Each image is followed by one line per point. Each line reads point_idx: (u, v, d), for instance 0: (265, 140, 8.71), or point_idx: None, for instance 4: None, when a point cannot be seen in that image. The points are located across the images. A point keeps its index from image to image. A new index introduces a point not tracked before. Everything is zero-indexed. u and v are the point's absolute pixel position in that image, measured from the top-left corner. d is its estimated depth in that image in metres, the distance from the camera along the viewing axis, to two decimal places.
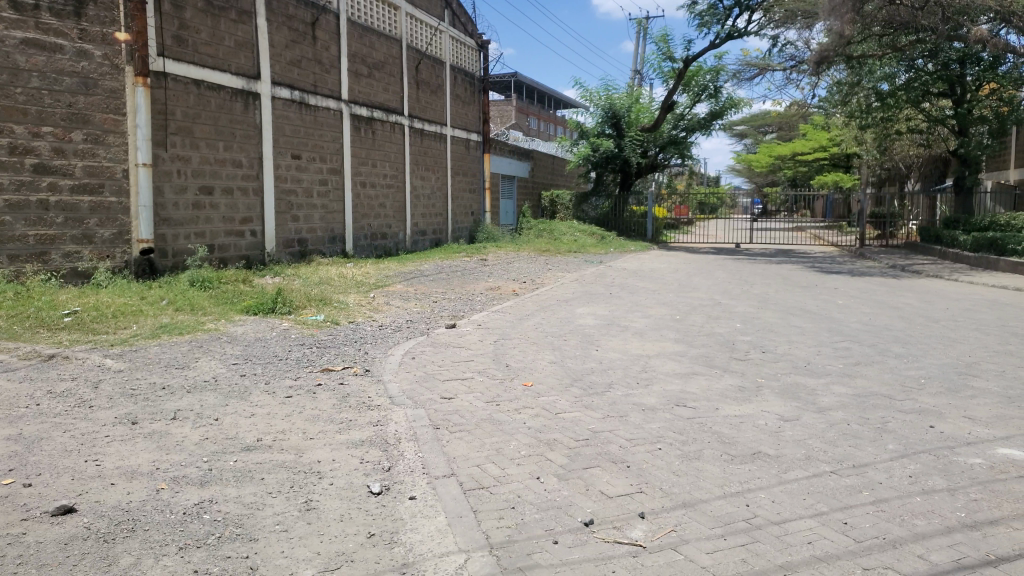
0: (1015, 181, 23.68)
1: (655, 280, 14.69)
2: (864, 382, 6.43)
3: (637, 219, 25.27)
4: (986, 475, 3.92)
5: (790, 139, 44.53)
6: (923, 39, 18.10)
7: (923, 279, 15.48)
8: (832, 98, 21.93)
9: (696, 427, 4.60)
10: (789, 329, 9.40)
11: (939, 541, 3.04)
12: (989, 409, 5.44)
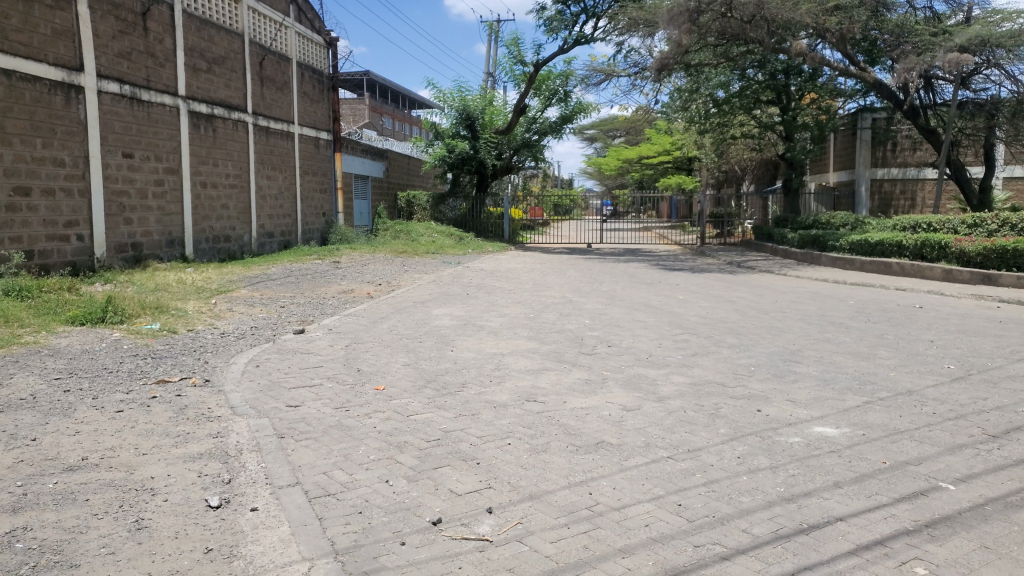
0: (835, 183, 25.95)
1: (509, 280, 14.95)
2: (701, 371, 6.86)
3: (494, 220, 25.67)
4: (803, 452, 4.30)
5: (637, 142, 46.61)
6: (752, 50, 19.52)
7: (757, 274, 16.69)
8: (673, 104, 23.17)
9: (544, 421, 4.75)
10: (635, 324, 9.87)
11: (761, 515, 3.30)
12: (808, 392, 5.97)
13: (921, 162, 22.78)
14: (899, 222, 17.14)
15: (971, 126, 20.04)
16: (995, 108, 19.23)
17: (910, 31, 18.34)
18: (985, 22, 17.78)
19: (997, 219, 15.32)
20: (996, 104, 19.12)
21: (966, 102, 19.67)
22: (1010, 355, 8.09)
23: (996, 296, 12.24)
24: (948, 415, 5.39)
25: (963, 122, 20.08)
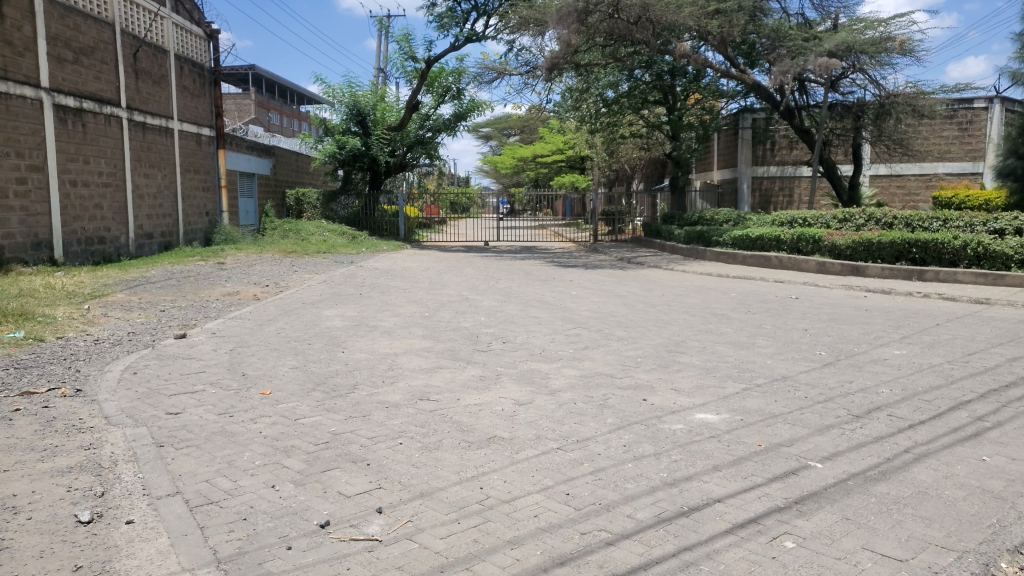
0: (718, 181, 27.15)
1: (404, 278, 14.84)
2: (591, 364, 7.03)
3: (388, 218, 25.48)
4: (685, 438, 4.49)
5: (531, 141, 47.15)
6: (639, 51, 20.14)
7: (647, 270, 17.24)
8: (565, 103, 23.54)
9: (436, 419, 4.75)
10: (528, 319, 10.00)
11: (645, 500, 3.43)
12: (690, 381, 6.24)
13: (797, 160, 24.08)
14: (777, 218, 18.12)
15: (840, 126, 21.33)
16: (861, 109, 20.66)
17: (784, 36, 19.34)
18: (850, 29, 18.97)
19: (865, 214, 16.43)
20: (862, 106, 20.56)
21: (835, 104, 20.99)
22: (874, 341, 8.72)
23: (863, 286, 13.14)
24: (817, 398, 5.77)
25: (833, 122, 21.37)
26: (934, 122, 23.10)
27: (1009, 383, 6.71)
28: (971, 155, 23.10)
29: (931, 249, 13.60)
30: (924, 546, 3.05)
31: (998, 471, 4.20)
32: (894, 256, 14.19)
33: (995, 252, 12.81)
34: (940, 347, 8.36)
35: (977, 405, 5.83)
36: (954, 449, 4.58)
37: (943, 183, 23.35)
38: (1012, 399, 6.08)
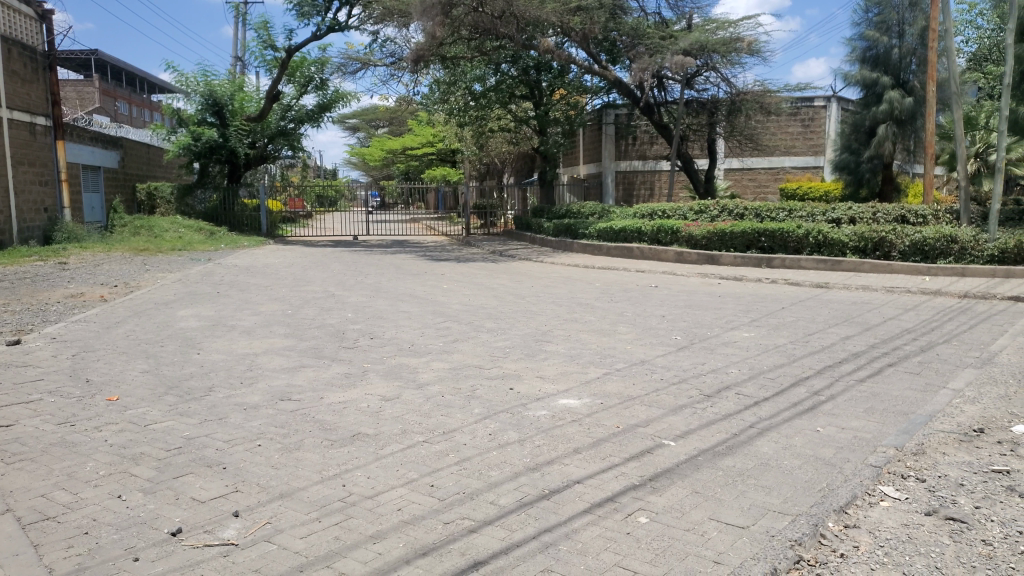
0: (585, 174, 27.93)
1: (267, 276, 14.33)
2: (459, 356, 7.08)
3: (249, 213, 24.56)
4: (548, 424, 4.62)
5: (400, 133, 46.66)
6: (505, 45, 20.37)
7: (517, 262, 17.49)
8: (432, 96, 23.37)
9: (298, 419, 4.65)
10: (397, 314, 9.92)
11: (507, 486, 3.50)
12: (556, 368, 6.41)
13: (657, 155, 25.21)
14: (639, 210, 18.83)
15: (696, 122, 22.24)
16: (715, 106, 21.81)
17: (642, 34, 20.01)
18: (703, 30, 19.88)
19: (718, 206, 17.39)
20: (715, 103, 21.73)
21: (690, 100, 22.07)
22: (726, 324, 9.27)
23: (718, 273, 13.92)
24: (673, 379, 6.09)
25: (689, 119, 22.32)
26: (779, 119, 24.75)
27: (843, 359, 7.33)
28: (813, 150, 24.93)
29: (778, 237, 14.59)
30: (763, 512, 3.30)
31: (830, 440, 4.59)
32: (744, 245, 15.11)
33: (832, 239, 13.93)
34: (784, 328, 9.01)
35: (814, 380, 6.35)
36: (793, 422, 4.96)
37: (788, 176, 25.11)
38: (845, 374, 6.66)
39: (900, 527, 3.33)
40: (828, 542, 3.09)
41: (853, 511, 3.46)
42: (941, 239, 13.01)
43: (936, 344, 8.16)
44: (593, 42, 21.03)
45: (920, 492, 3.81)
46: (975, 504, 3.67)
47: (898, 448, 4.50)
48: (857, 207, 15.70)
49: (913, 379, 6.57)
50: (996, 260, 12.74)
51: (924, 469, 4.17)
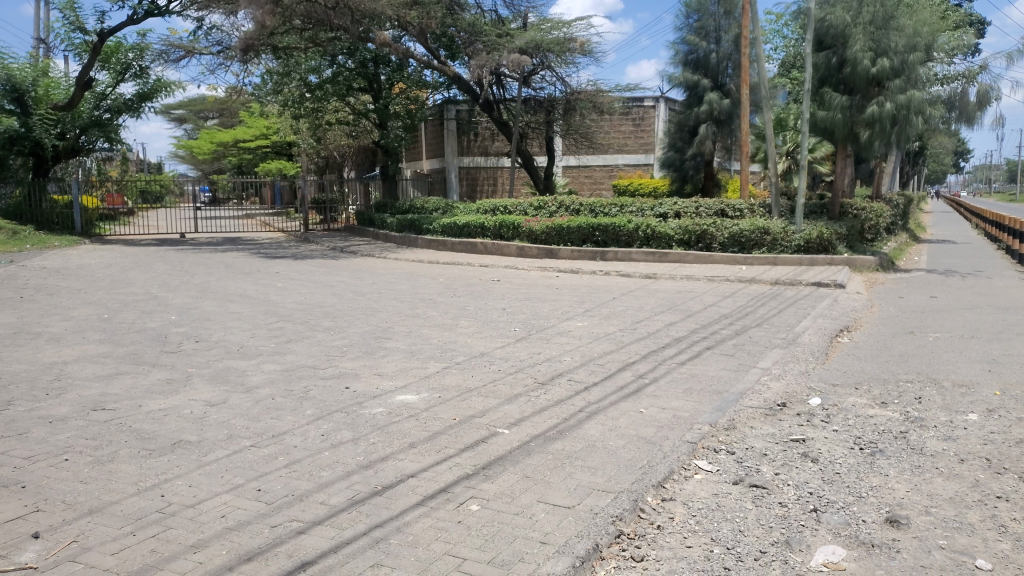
0: (428, 169, 28.06)
1: (81, 278, 13.19)
2: (293, 357, 6.88)
3: (60, 210, 22.49)
4: (384, 421, 4.60)
5: (232, 126, 44.46)
6: (339, 36, 19.82)
7: (359, 258, 17.19)
8: (265, 87, 22.35)
9: (111, 429, 4.34)
10: (227, 316, 9.47)
11: (339, 485, 3.46)
12: (394, 365, 6.39)
13: (498, 151, 25.93)
14: (480, 206, 19.02)
15: (533, 120, 22.69)
16: (551, 105, 22.41)
17: (480, 31, 20.37)
18: (538, 28, 20.43)
19: (556, 201, 17.91)
20: (552, 101, 22.32)
21: (528, 98, 22.46)
22: (562, 315, 9.61)
23: (556, 267, 14.36)
24: (510, 370, 6.25)
25: (527, 116, 22.66)
26: (612, 119, 26.03)
27: (667, 344, 7.82)
28: (644, 148, 26.39)
29: (611, 231, 15.25)
30: (588, 492, 3.47)
31: (652, 420, 4.89)
32: (581, 238, 15.64)
33: (660, 233, 14.78)
34: (615, 317, 9.47)
35: (639, 364, 6.73)
36: (620, 405, 5.23)
37: (622, 173, 26.46)
38: (667, 358, 7.11)
39: (711, 496, 3.61)
40: (647, 515, 3.30)
41: (670, 485, 3.71)
42: (756, 231, 14.17)
43: (749, 328, 8.89)
44: (431, 37, 21.03)
45: (730, 463, 4.15)
46: (775, 471, 4.05)
47: (712, 424, 4.87)
48: (682, 202, 16.72)
49: (728, 360, 7.14)
50: (802, 249, 14.08)
51: (732, 443, 4.54)
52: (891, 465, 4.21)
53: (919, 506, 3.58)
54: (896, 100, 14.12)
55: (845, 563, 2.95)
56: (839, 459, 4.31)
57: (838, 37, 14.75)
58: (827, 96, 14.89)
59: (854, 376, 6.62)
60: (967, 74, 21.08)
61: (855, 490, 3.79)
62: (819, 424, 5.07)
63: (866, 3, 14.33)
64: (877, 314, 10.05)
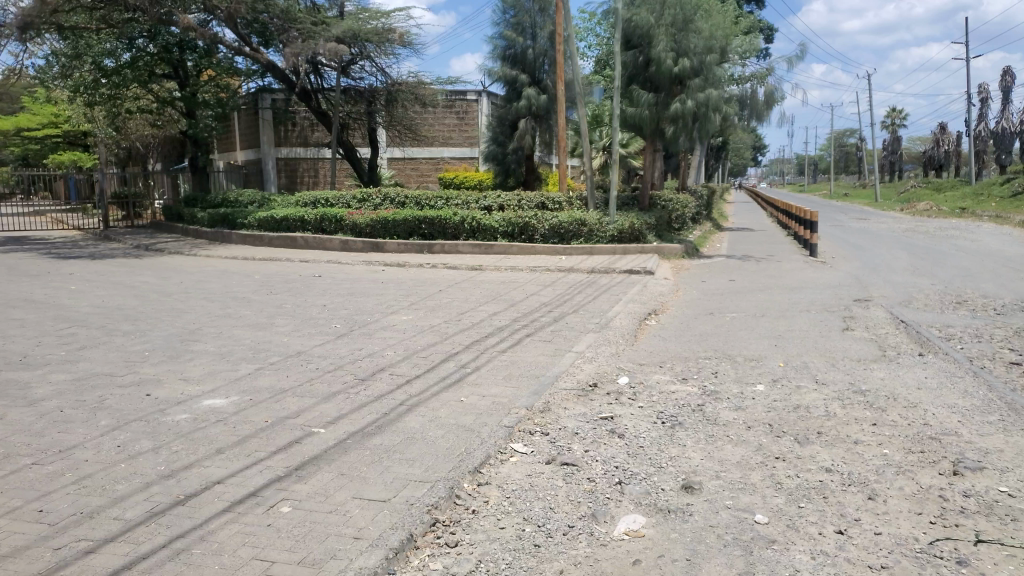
0: (242, 161, 26.72)
1: None
2: (87, 365, 6.32)
3: None
4: (189, 427, 4.35)
5: (14, 111, 39.92)
6: (137, 18, 18.30)
7: (166, 257, 16.05)
8: (50, 70, 20.23)
9: None
10: (8, 323, 8.52)
11: (135, 498, 3.24)
12: (202, 368, 6.05)
13: (318, 143, 25.23)
14: (300, 199, 18.37)
15: (354, 111, 22.21)
16: (372, 95, 22.02)
17: (294, 18, 19.53)
18: (356, 18, 20.08)
19: (380, 194, 17.68)
20: (373, 92, 21.93)
21: (348, 89, 21.92)
22: (385, 309, 9.53)
23: (381, 261, 14.17)
24: (329, 367, 6.12)
25: (347, 107, 22.17)
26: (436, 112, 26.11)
27: (489, 334, 7.97)
28: (468, 142, 26.69)
29: (436, 224, 15.27)
30: (404, 483, 3.48)
31: (470, 408, 4.98)
32: (406, 232, 15.57)
33: (485, 226, 15.01)
34: (439, 309, 9.52)
35: (461, 354, 6.82)
36: (439, 395, 5.27)
37: (447, 166, 26.69)
38: (488, 347, 7.25)
39: (524, 477, 3.75)
40: (462, 502, 3.37)
41: (486, 470, 3.80)
42: (574, 223, 14.78)
43: (566, 314, 9.25)
44: (242, 23, 19.98)
45: (543, 444, 4.32)
46: (585, 449, 4.26)
47: (529, 408, 5.03)
48: (505, 195, 17.11)
49: (545, 346, 7.40)
50: (616, 239, 14.86)
51: (547, 424, 4.72)
52: (688, 436, 4.56)
53: (710, 471, 3.92)
54: (696, 98, 15.21)
55: (644, 530, 3.17)
56: (644, 433, 4.62)
57: (643, 38, 15.65)
58: (635, 93, 15.77)
59: (660, 356, 7.10)
60: (756, 77, 23.09)
61: (656, 461, 4.08)
62: (627, 401, 5.39)
63: (667, 6, 15.31)
64: (682, 298, 10.82)
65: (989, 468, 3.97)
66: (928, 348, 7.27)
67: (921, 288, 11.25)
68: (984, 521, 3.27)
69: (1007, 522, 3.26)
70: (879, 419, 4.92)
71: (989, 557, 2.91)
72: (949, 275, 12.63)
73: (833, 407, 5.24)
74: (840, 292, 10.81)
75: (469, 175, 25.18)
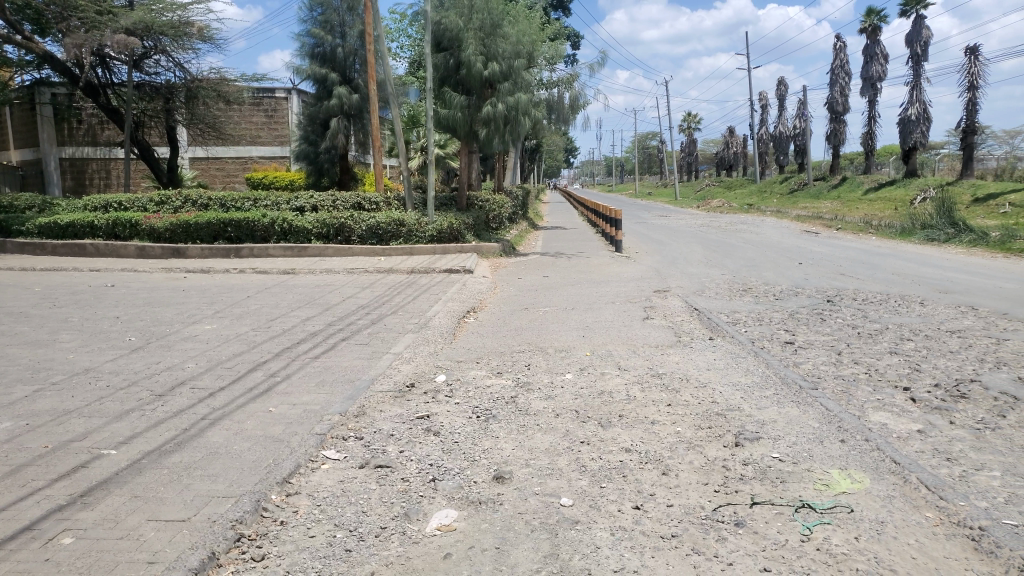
0: (18, 162, 24.01)
1: None
2: None
3: None
4: None
5: None
6: None
7: None
8: None
9: None
10: None
11: None
12: None
13: (109, 141, 23.30)
14: (88, 201, 16.72)
15: (149, 108, 20.60)
16: (170, 92, 20.57)
17: (74, 6, 17.92)
18: (147, 8, 18.74)
19: (181, 196, 16.61)
20: (170, 88, 20.45)
21: (141, 84, 20.33)
22: (187, 319, 8.96)
23: (183, 267, 13.26)
24: (121, 384, 5.65)
25: (142, 104, 20.55)
26: (242, 109, 24.92)
27: (302, 339, 7.74)
28: (278, 141, 25.69)
29: (245, 227, 14.54)
30: (206, 501, 3.31)
31: (280, 418, 4.82)
32: (211, 236, 14.69)
33: (297, 227, 14.53)
34: (247, 317, 9.09)
35: (271, 363, 6.55)
36: (246, 407, 5.06)
37: (256, 166, 25.48)
38: (302, 353, 7.03)
39: (336, 483, 3.68)
40: (269, 514, 3.26)
41: (295, 480, 3.69)
42: (392, 223, 14.70)
43: (384, 316, 9.18)
44: (13, 8, 18.01)
45: (358, 449, 4.27)
46: (399, 449, 4.26)
47: (342, 413, 4.95)
48: (319, 195, 16.67)
49: (361, 349, 7.29)
50: (435, 239, 14.96)
51: (361, 428, 4.66)
52: (501, 428, 4.69)
53: (520, 460, 4.06)
54: (506, 101, 15.59)
55: (456, 524, 3.23)
56: (458, 429, 4.69)
57: (453, 40, 15.81)
58: (447, 95, 15.90)
59: (475, 352, 7.24)
60: (563, 81, 24.05)
61: (469, 455, 4.16)
62: (442, 399, 5.45)
63: (475, 10, 15.55)
64: (499, 295, 11.09)
65: (764, 437, 4.43)
66: (718, 332, 7.96)
67: (713, 278, 12.26)
68: (758, 485, 3.65)
69: (778, 484, 3.65)
70: (674, 399, 5.32)
71: (762, 517, 3.25)
72: (735, 266, 13.88)
73: (634, 390, 5.62)
74: (643, 284, 11.54)
75: (279, 175, 24.25)
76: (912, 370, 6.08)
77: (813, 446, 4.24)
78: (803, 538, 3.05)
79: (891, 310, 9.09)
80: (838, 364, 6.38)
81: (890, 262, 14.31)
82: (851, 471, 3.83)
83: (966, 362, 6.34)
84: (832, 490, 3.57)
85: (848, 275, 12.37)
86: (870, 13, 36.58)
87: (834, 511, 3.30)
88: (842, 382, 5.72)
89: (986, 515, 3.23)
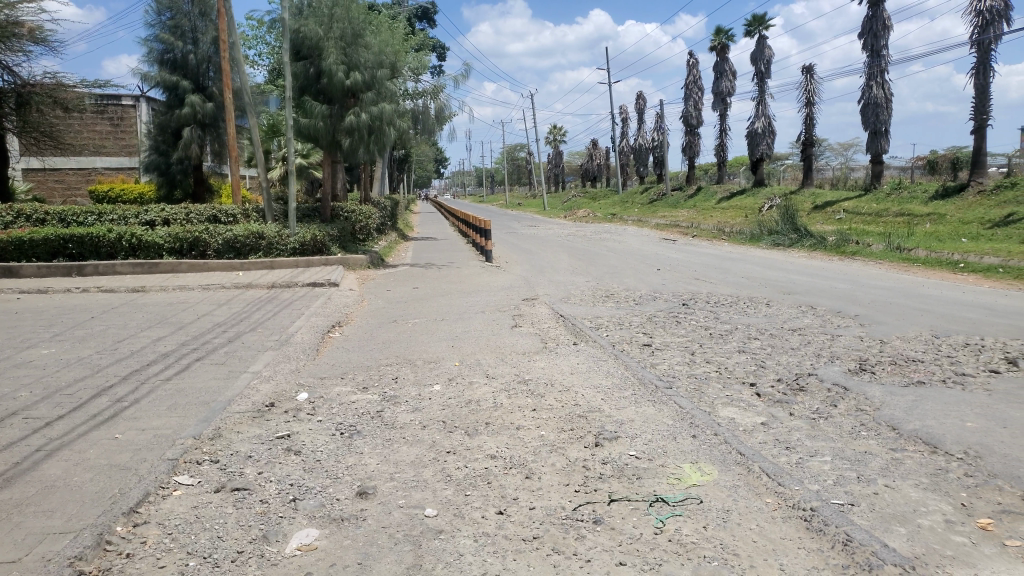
0: None
1: None
2: None
3: None
4: None
5: None
6: None
7: None
8: None
9: None
10: None
11: None
12: None
13: None
14: None
15: None
16: None
17: None
18: None
19: (12, 210, 15.22)
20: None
21: None
22: (21, 343, 8.24)
23: (16, 288, 12.16)
24: None
25: None
26: (83, 117, 23.27)
27: (152, 361, 7.31)
28: (126, 151, 24.22)
29: (88, 243, 13.47)
30: (40, 539, 3.10)
31: (127, 445, 4.54)
32: (49, 253, 13.53)
33: (148, 242, 13.68)
34: (90, 339, 8.48)
35: (117, 388, 6.14)
36: (88, 436, 4.72)
37: (101, 177, 23.99)
38: (152, 376, 6.64)
39: (189, 510, 3.52)
40: (113, 548, 3.07)
41: (144, 509, 3.50)
42: (251, 236, 14.18)
43: (242, 334, 8.83)
44: None
45: (212, 472, 4.08)
46: (258, 471, 4.12)
47: (196, 437, 4.72)
48: (170, 208, 15.82)
49: (217, 369, 6.97)
50: (297, 252, 14.57)
51: (217, 452, 4.47)
52: (366, 443, 4.63)
53: (385, 474, 4.02)
54: (370, 111, 15.42)
55: (317, 542, 3.16)
56: (321, 447, 4.58)
57: (313, 49, 15.47)
58: (308, 104, 15.52)
59: (340, 368, 7.09)
60: (428, 92, 24.07)
61: (332, 472, 4.08)
62: (305, 417, 5.30)
63: (336, 19, 15.28)
64: (366, 308, 10.93)
65: (623, 436, 4.61)
66: (581, 337, 8.21)
67: (578, 285, 12.63)
68: (616, 483, 3.80)
69: (634, 481, 3.81)
70: (538, 404, 5.44)
71: (620, 513, 3.39)
72: (599, 273, 14.33)
73: (500, 397, 5.70)
74: (512, 293, 11.72)
75: (126, 187, 22.83)
76: (757, 367, 6.52)
77: (667, 442, 4.46)
78: (655, 531, 3.21)
79: (740, 311, 9.70)
80: (692, 364, 6.75)
81: (740, 267, 15.25)
82: (701, 464, 4.07)
83: (804, 358, 6.87)
84: (684, 483, 3.77)
85: (703, 280, 13.06)
86: (718, 33, 38.94)
87: (685, 503, 3.49)
88: (694, 381, 6.06)
89: (817, 496, 3.52)
